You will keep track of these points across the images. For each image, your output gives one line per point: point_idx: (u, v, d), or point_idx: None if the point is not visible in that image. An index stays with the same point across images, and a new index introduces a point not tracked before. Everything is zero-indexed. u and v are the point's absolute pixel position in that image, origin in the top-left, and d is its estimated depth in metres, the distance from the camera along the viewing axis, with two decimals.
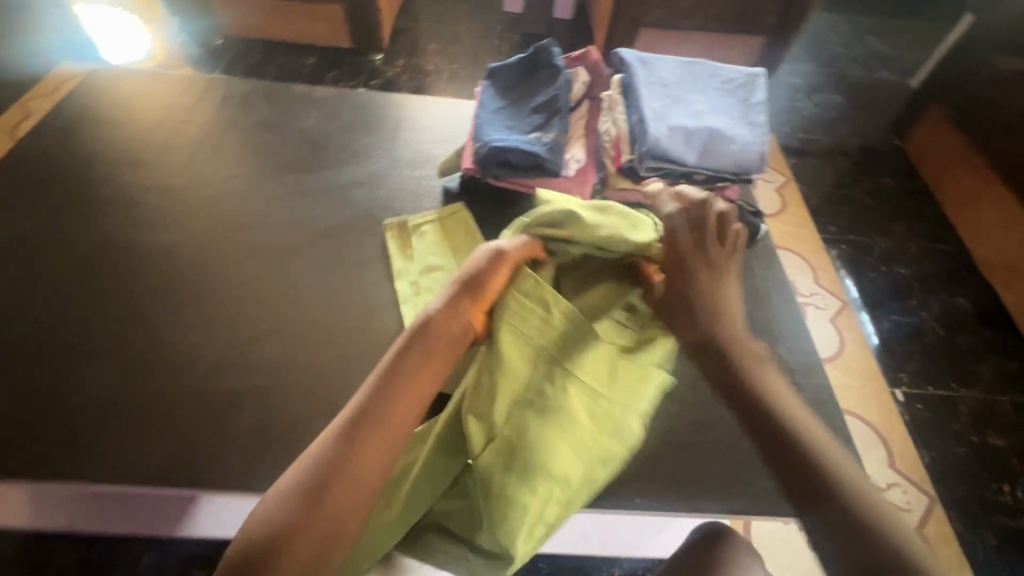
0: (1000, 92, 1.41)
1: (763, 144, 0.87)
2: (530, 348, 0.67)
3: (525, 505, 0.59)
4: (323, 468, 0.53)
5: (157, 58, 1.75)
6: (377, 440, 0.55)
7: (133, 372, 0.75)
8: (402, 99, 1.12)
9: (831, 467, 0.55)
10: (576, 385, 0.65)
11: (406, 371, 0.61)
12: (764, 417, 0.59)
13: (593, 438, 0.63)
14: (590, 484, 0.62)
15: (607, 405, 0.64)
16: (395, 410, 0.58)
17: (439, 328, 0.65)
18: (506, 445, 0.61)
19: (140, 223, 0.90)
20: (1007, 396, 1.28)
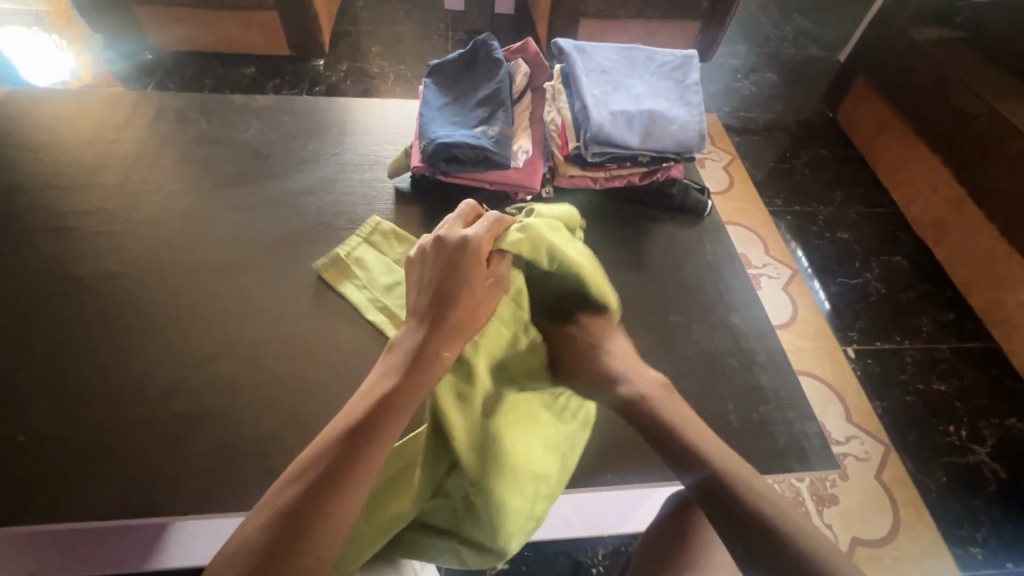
0: (917, 61, 1.50)
1: (701, 122, 0.91)
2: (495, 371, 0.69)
3: (520, 508, 0.61)
4: (293, 520, 0.49)
5: (83, 79, 1.66)
6: (348, 490, 0.51)
7: (80, 406, 0.72)
8: (347, 102, 1.10)
9: (758, 490, 0.55)
10: (535, 393, 0.70)
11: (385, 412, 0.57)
12: (680, 445, 0.60)
13: (558, 432, 0.69)
14: (563, 472, 0.68)
15: (564, 400, 0.72)
16: (364, 464, 0.53)
17: (427, 364, 0.61)
18: (495, 461, 0.61)
19: (74, 251, 0.85)
20: (947, 344, 1.36)
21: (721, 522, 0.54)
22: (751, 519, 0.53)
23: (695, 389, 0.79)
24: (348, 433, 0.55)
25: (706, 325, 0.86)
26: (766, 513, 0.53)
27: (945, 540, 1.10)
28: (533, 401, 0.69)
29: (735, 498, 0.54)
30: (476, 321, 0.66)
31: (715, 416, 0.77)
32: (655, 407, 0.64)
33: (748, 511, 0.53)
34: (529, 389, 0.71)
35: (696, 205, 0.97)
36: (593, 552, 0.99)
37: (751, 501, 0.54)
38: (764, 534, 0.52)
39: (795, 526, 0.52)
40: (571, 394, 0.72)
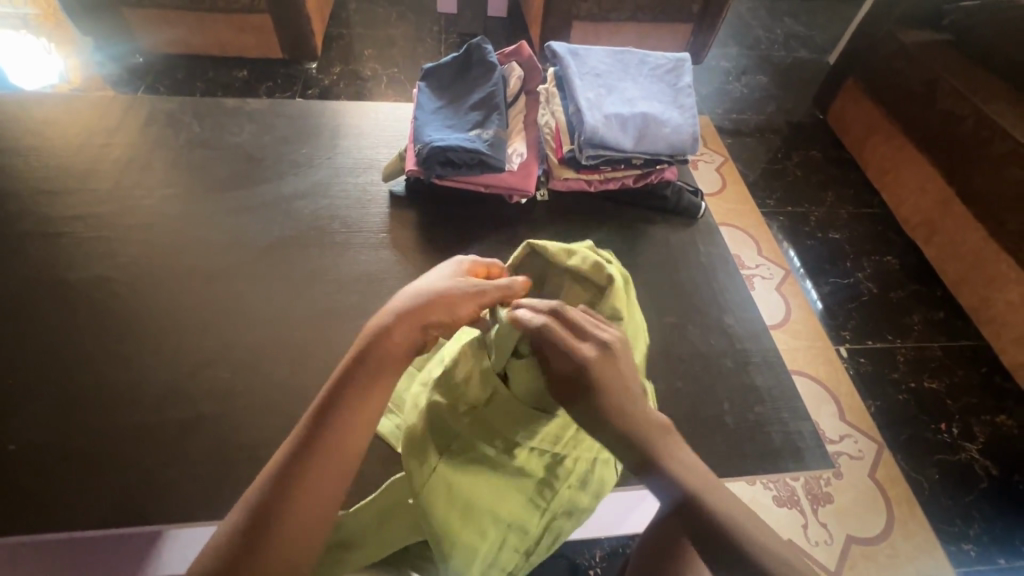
0: (904, 63, 1.51)
1: (693, 125, 0.92)
2: (473, 416, 0.67)
3: (476, 550, 0.62)
4: (254, 522, 0.51)
5: (73, 82, 1.65)
6: (308, 495, 0.53)
7: (73, 413, 0.71)
8: (341, 105, 1.10)
9: (720, 501, 0.56)
10: (524, 446, 0.65)
11: (343, 413, 0.57)
12: (654, 462, 0.57)
13: (550, 493, 0.65)
14: (546, 528, 0.65)
15: (570, 465, 0.66)
16: (322, 469, 0.54)
17: (389, 351, 0.62)
18: (445, 503, 0.62)
19: (65, 257, 0.85)
20: (938, 342, 1.38)
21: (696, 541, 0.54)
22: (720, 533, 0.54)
23: (691, 390, 0.79)
24: (307, 432, 0.56)
25: (701, 326, 0.86)
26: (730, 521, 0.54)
27: (938, 536, 1.12)
28: (525, 458, 0.65)
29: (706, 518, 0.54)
30: (448, 316, 0.66)
31: (710, 417, 0.78)
32: (627, 415, 0.59)
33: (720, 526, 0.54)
34: (528, 447, 0.65)
35: (690, 207, 0.98)
36: (591, 553, 1.00)
37: (718, 517, 0.55)
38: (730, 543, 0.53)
39: (761, 537, 0.54)
40: (580, 459, 0.66)
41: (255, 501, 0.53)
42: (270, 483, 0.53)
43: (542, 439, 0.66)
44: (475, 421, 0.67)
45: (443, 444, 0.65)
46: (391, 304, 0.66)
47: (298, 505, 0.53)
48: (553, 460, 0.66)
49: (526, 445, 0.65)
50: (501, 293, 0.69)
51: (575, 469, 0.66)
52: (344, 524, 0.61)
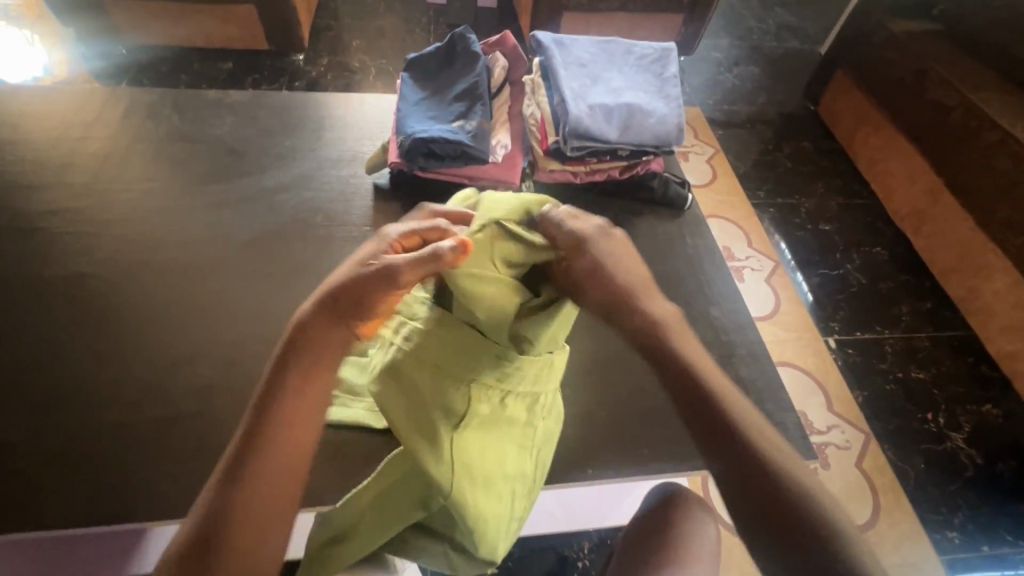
0: (895, 53, 1.51)
1: (679, 115, 0.91)
2: (468, 386, 0.62)
3: (497, 512, 0.61)
4: (212, 516, 0.49)
5: (58, 76, 1.62)
6: (265, 479, 0.51)
7: (48, 411, 0.70)
8: (324, 97, 1.09)
9: (787, 452, 0.49)
10: (513, 397, 0.64)
11: (287, 396, 0.55)
12: (706, 413, 0.52)
13: (535, 432, 0.66)
14: (542, 465, 0.67)
15: (543, 401, 0.67)
16: (274, 451, 0.53)
17: (315, 339, 0.58)
18: (464, 472, 0.59)
19: (41, 252, 0.83)
20: (926, 333, 1.39)
21: (742, 512, 0.48)
22: (780, 494, 0.46)
23: None
24: (254, 421, 0.54)
25: (688, 318, 0.87)
26: (788, 476, 0.47)
27: (924, 525, 1.13)
28: (511, 408, 0.64)
29: (770, 492, 0.47)
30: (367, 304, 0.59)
31: None
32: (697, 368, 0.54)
33: (781, 486, 0.47)
34: (516, 396, 0.64)
35: (677, 198, 0.97)
36: (579, 547, 0.99)
37: (783, 474, 0.47)
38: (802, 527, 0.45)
39: (824, 496, 0.47)
40: (548, 392, 0.67)
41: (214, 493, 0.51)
42: (222, 477, 0.51)
43: (525, 385, 0.64)
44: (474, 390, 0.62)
45: (447, 418, 0.61)
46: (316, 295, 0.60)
47: (253, 500, 0.51)
48: (533, 400, 0.66)
49: (509, 392, 0.64)
50: (419, 271, 0.58)
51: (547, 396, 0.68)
52: (335, 517, 0.63)
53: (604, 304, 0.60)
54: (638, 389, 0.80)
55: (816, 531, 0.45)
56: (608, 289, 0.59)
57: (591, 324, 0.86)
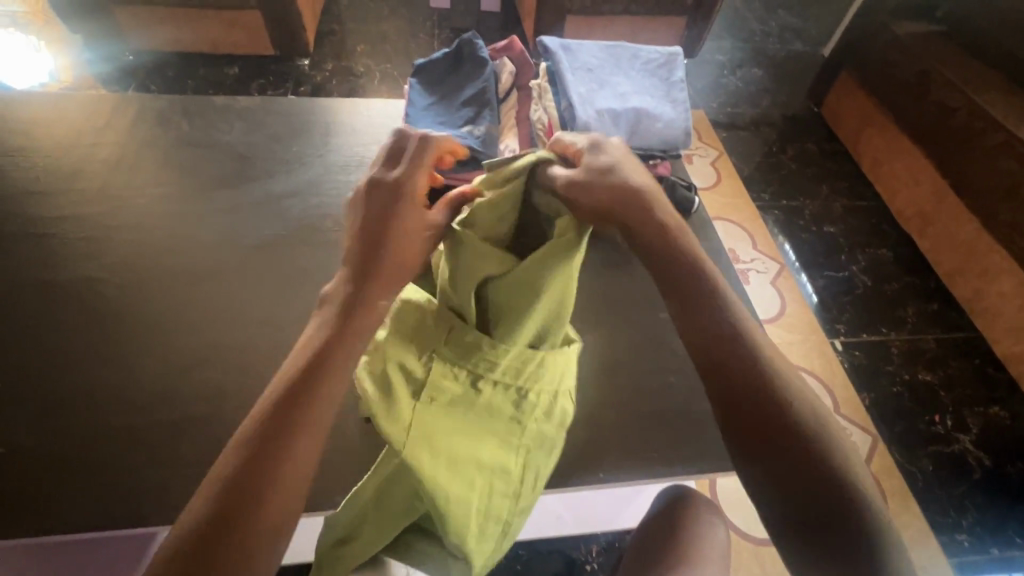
0: (899, 55, 1.51)
1: (686, 120, 0.92)
2: (441, 362, 0.62)
3: (471, 503, 0.58)
4: (235, 489, 0.45)
5: (64, 82, 1.63)
6: (299, 457, 0.47)
7: (61, 417, 0.71)
8: (331, 102, 1.09)
9: (845, 454, 0.48)
10: (488, 383, 0.63)
11: (329, 370, 0.50)
12: (762, 407, 0.49)
13: (522, 431, 0.64)
14: (530, 468, 0.64)
15: (534, 398, 0.64)
16: (307, 429, 0.48)
17: (364, 318, 0.52)
18: (427, 452, 0.57)
19: (53, 258, 0.84)
20: (932, 334, 1.38)
21: (789, 505, 0.46)
22: (834, 493, 0.46)
23: (683, 386, 0.81)
24: (287, 393, 0.48)
25: None
26: (845, 478, 0.46)
27: (932, 527, 1.12)
28: (489, 393, 0.63)
29: (832, 495, 0.45)
30: (404, 260, 0.55)
31: (700, 412, 0.79)
32: (762, 353, 0.51)
33: (839, 486, 0.46)
34: (492, 381, 0.63)
35: (684, 201, 0.97)
36: (588, 550, 0.99)
37: (840, 475, 0.46)
38: (856, 531, 0.44)
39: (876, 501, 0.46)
40: (542, 391, 0.65)
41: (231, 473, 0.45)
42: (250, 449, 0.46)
43: (503, 372, 0.63)
44: (441, 364, 0.62)
45: (414, 390, 0.61)
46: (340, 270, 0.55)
47: (282, 478, 0.46)
48: (519, 396, 0.64)
49: (490, 377, 0.63)
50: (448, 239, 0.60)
51: (541, 398, 0.65)
52: (339, 519, 0.63)
53: (594, 215, 0.55)
54: (647, 392, 0.81)
55: (865, 532, 0.44)
56: (596, 197, 0.54)
57: (599, 327, 0.86)
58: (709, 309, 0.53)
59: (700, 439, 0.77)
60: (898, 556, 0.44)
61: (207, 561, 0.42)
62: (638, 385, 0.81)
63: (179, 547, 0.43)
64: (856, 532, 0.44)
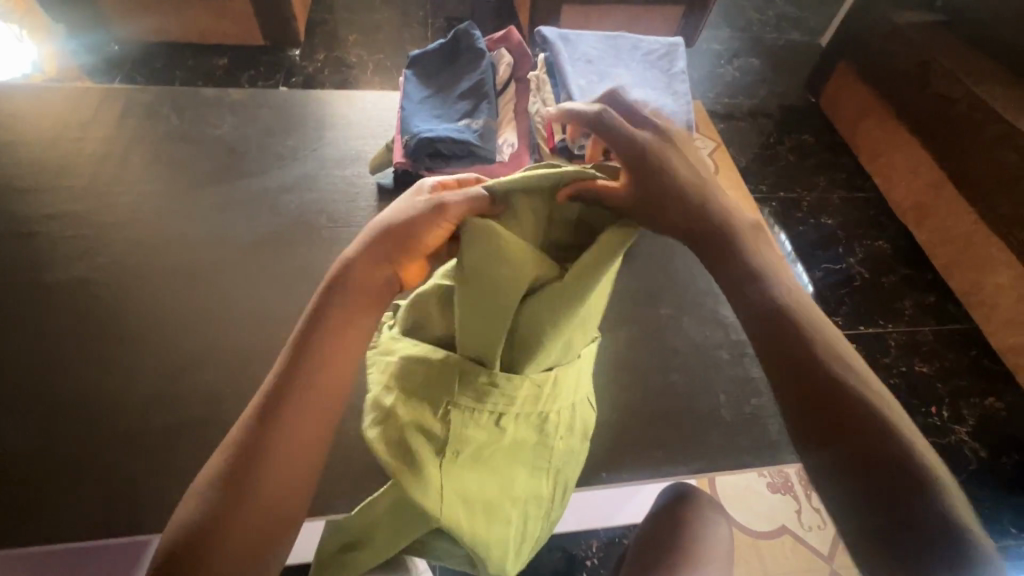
0: (899, 45, 1.50)
1: (688, 112, 0.91)
2: (456, 412, 0.57)
3: (507, 537, 0.60)
4: (239, 459, 0.46)
5: (48, 73, 1.59)
6: (297, 430, 0.48)
7: (52, 422, 0.69)
8: (325, 94, 1.07)
9: (915, 438, 0.42)
10: (513, 420, 0.58)
11: (327, 335, 0.52)
12: (815, 389, 0.45)
13: (549, 453, 0.62)
14: (557, 485, 0.64)
15: (555, 418, 0.62)
16: (306, 402, 0.49)
17: (359, 284, 0.54)
18: (463, 510, 0.56)
19: (39, 258, 0.82)
20: (929, 326, 1.39)
21: (845, 492, 0.41)
22: (896, 479, 0.40)
23: (686, 383, 0.81)
24: (285, 369, 0.50)
25: (696, 318, 0.88)
26: (914, 461, 0.41)
27: None
28: (513, 428, 0.59)
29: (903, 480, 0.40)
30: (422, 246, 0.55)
31: (702, 410, 0.79)
32: (810, 332, 0.48)
33: (900, 464, 0.41)
34: (514, 416, 0.58)
35: None
36: (587, 545, 0.99)
37: (904, 455, 0.41)
38: (932, 522, 0.38)
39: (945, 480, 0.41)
40: (562, 410, 0.62)
41: (236, 446, 0.47)
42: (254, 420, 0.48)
43: (525, 404, 0.59)
44: (457, 415, 0.57)
45: (435, 446, 0.56)
46: (359, 241, 0.56)
47: (281, 448, 0.47)
48: (543, 421, 0.61)
49: (512, 414, 0.58)
50: (467, 206, 0.54)
51: (565, 416, 0.63)
52: (349, 524, 0.61)
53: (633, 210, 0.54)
54: (649, 390, 0.80)
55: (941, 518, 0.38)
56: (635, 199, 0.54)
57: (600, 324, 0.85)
58: (751, 287, 0.51)
59: (703, 436, 0.77)
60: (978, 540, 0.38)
61: (200, 553, 0.43)
62: (640, 383, 0.80)
63: (190, 517, 0.45)
64: (931, 520, 0.38)
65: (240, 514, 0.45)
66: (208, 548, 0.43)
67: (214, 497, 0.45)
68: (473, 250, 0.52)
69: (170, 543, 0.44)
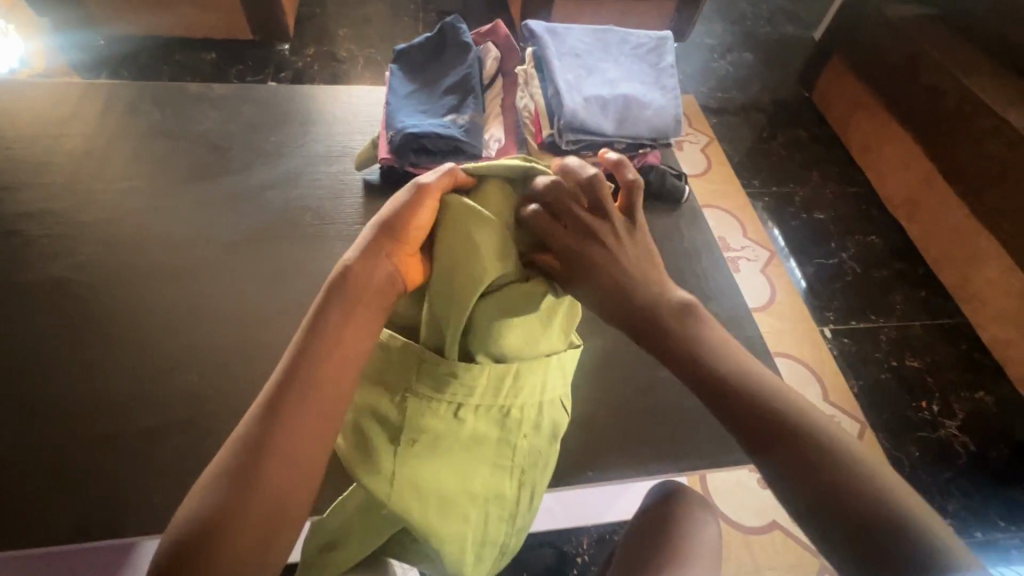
0: (891, 38, 1.49)
1: (676, 107, 0.90)
2: (412, 402, 0.58)
3: (464, 534, 0.58)
4: (247, 450, 0.45)
5: (36, 68, 1.56)
6: (306, 420, 0.47)
7: (31, 425, 0.68)
8: (311, 90, 1.05)
9: (862, 456, 0.44)
10: (470, 412, 0.59)
11: (333, 326, 0.51)
12: (770, 422, 0.45)
13: (512, 450, 0.61)
14: (523, 487, 0.62)
15: (518, 414, 0.61)
16: (315, 390, 0.48)
17: (362, 276, 0.53)
18: (414, 499, 0.56)
19: (18, 258, 0.80)
20: (919, 321, 1.39)
21: (819, 529, 0.42)
22: (854, 507, 0.41)
23: (675, 380, 0.81)
24: (292, 360, 0.49)
25: None
26: (864, 484, 0.42)
27: None
28: (471, 420, 0.59)
29: (859, 502, 0.41)
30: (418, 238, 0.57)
31: (690, 407, 0.79)
32: (744, 372, 0.48)
33: (851, 488, 0.42)
34: (472, 408, 0.59)
35: (674, 190, 0.94)
36: (579, 541, 0.99)
37: (853, 477, 0.42)
38: (892, 541, 0.39)
39: (909, 499, 0.41)
40: (526, 406, 0.61)
41: (242, 441, 0.46)
42: (262, 411, 0.47)
43: (483, 396, 0.59)
44: (413, 403, 0.58)
45: (391, 435, 0.58)
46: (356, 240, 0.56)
47: (291, 437, 0.46)
48: (504, 417, 0.60)
49: (470, 405, 0.59)
50: (446, 178, 0.58)
51: (532, 413, 0.61)
52: (330, 525, 0.61)
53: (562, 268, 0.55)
54: (637, 388, 0.80)
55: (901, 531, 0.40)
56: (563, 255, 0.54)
57: (589, 319, 0.84)
58: (680, 323, 0.51)
59: (691, 434, 0.77)
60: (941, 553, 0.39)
61: (208, 547, 0.41)
62: (628, 381, 0.80)
63: (195, 511, 0.43)
64: (890, 541, 0.39)
65: (249, 510, 0.43)
66: (215, 549, 0.41)
67: (220, 495, 0.43)
68: (445, 237, 0.56)
69: (171, 546, 0.42)
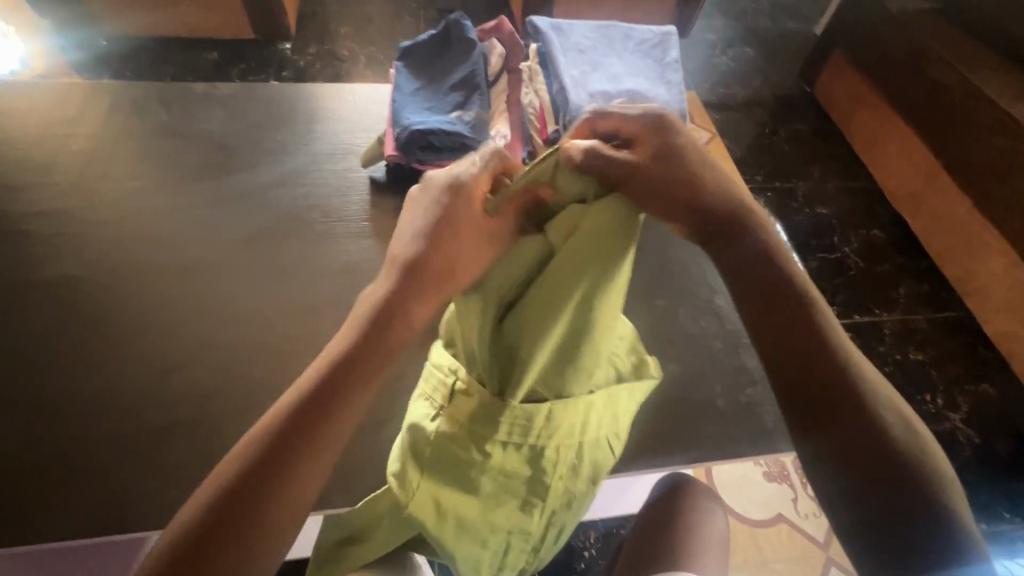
0: (893, 32, 1.49)
1: (681, 102, 0.90)
2: (449, 427, 0.56)
3: (479, 557, 0.59)
4: (246, 472, 0.45)
5: (36, 70, 1.56)
6: (312, 466, 0.46)
7: (42, 422, 0.69)
8: (315, 87, 1.06)
9: (897, 425, 0.46)
10: (502, 449, 0.57)
11: (355, 371, 0.49)
12: (825, 387, 0.46)
13: (545, 490, 0.59)
14: (548, 523, 0.61)
15: (553, 454, 0.58)
16: (327, 435, 0.47)
17: (395, 325, 0.51)
18: (437, 520, 0.56)
19: (25, 257, 0.81)
20: (922, 314, 1.39)
21: (846, 511, 0.44)
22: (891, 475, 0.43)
23: (681, 374, 0.81)
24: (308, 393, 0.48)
25: (692, 309, 0.88)
26: (901, 453, 0.44)
27: None
28: (502, 458, 0.57)
29: (897, 467, 0.44)
30: (458, 276, 0.52)
31: (696, 401, 0.79)
32: (814, 320, 0.48)
33: (890, 456, 0.44)
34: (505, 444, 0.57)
35: None
36: (585, 535, 1.00)
37: (890, 443, 0.45)
38: (918, 504, 0.42)
39: (939, 472, 0.44)
40: (563, 447, 0.58)
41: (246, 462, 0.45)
42: (270, 438, 0.46)
43: (520, 435, 0.56)
44: (446, 428, 0.56)
45: (421, 454, 0.57)
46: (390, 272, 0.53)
47: (293, 474, 0.46)
48: (538, 459, 0.58)
49: (498, 441, 0.56)
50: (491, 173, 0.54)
51: (567, 458, 0.59)
52: (347, 520, 0.62)
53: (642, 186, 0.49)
54: None
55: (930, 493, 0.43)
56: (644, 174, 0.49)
57: None
58: (762, 266, 0.50)
59: (698, 427, 0.77)
60: (964, 523, 0.42)
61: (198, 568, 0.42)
62: None
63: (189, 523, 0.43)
64: (919, 509, 0.42)
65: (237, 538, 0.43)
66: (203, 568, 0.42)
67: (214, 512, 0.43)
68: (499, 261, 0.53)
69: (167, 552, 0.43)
